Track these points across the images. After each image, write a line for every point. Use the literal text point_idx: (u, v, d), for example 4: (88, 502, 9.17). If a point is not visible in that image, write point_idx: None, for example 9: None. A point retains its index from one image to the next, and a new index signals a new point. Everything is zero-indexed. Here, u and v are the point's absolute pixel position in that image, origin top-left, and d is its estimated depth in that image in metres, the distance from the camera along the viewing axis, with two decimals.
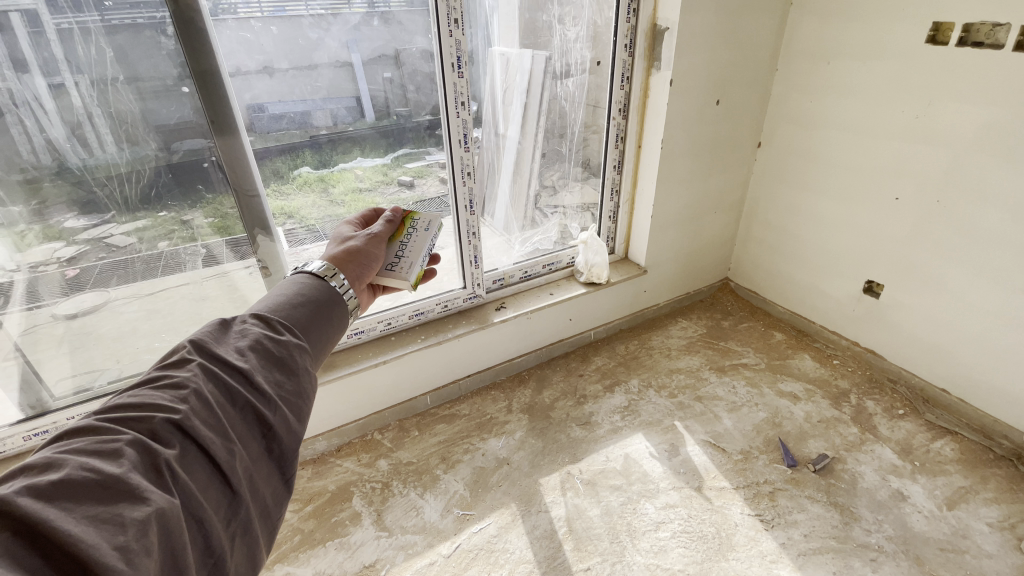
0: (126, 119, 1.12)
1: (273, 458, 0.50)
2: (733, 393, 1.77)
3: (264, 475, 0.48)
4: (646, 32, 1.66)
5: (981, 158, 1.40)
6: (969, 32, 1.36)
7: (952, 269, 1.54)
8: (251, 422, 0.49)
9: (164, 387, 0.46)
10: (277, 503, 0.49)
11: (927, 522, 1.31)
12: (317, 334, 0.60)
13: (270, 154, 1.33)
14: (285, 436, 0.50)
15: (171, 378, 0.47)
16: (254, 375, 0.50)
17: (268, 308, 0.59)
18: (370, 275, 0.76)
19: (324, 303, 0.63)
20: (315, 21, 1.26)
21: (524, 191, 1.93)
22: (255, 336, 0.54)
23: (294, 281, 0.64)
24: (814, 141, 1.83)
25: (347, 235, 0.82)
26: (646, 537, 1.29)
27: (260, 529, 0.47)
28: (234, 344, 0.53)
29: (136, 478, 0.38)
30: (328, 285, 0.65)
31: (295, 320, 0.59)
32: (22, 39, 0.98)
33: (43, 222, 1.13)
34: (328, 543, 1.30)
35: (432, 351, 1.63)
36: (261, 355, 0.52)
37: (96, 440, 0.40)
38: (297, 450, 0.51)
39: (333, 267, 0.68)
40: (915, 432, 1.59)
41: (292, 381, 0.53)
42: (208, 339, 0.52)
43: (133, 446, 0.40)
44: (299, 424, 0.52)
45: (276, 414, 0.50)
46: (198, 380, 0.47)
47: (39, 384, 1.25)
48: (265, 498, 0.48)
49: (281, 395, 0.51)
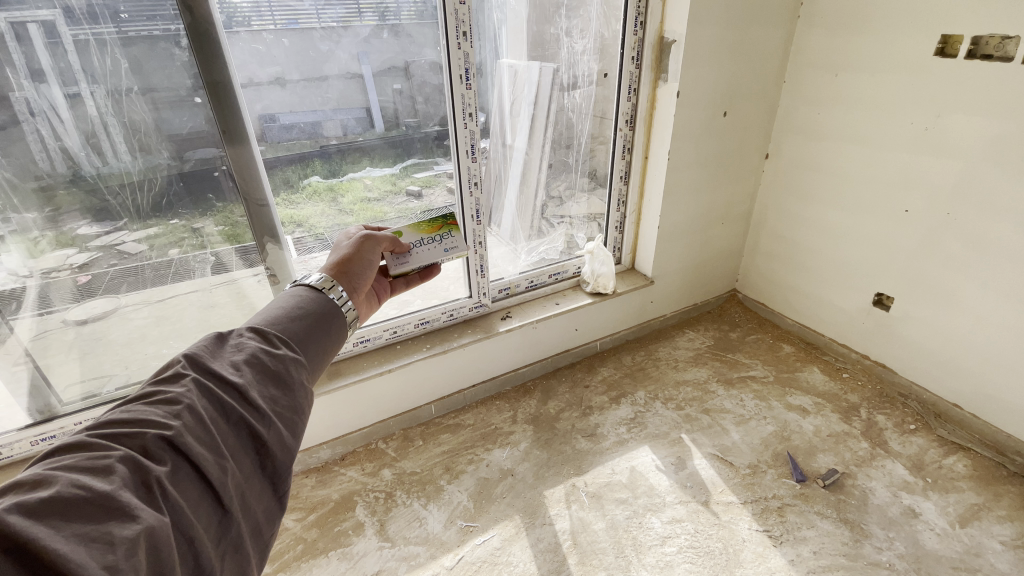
0: (139, 128, 1.14)
1: (266, 474, 0.49)
2: (741, 406, 1.75)
3: (257, 492, 0.48)
4: (654, 44, 1.67)
5: (991, 170, 1.39)
6: (978, 45, 1.36)
7: (965, 282, 1.52)
8: (244, 438, 0.48)
9: (157, 402, 0.46)
10: (270, 522, 0.49)
11: (940, 540, 1.28)
12: (315, 347, 0.60)
13: (280, 164, 1.35)
14: (278, 452, 0.50)
15: (165, 394, 0.47)
16: (249, 390, 0.50)
17: (266, 321, 0.59)
18: (366, 284, 0.76)
19: (322, 316, 0.63)
20: (326, 33, 1.28)
21: (531, 202, 1.93)
22: (252, 349, 0.54)
23: (293, 294, 0.65)
24: (822, 152, 1.83)
25: (346, 245, 0.81)
26: (652, 551, 1.27)
27: (253, 548, 0.46)
28: (230, 358, 0.53)
29: (126, 496, 0.38)
30: (327, 297, 0.65)
31: (292, 333, 0.59)
32: (40, 50, 1.01)
33: (56, 230, 1.15)
34: (330, 553, 1.29)
35: (436, 360, 1.63)
36: (257, 369, 0.52)
37: (87, 456, 0.40)
38: (291, 467, 0.51)
39: (332, 279, 0.69)
40: (927, 447, 1.56)
41: (287, 396, 0.53)
42: (204, 353, 0.52)
43: (124, 462, 0.40)
44: (294, 440, 0.52)
45: (270, 430, 0.50)
46: (192, 396, 0.47)
47: (48, 389, 1.26)
48: (257, 516, 0.47)
49: (277, 410, 0.51)
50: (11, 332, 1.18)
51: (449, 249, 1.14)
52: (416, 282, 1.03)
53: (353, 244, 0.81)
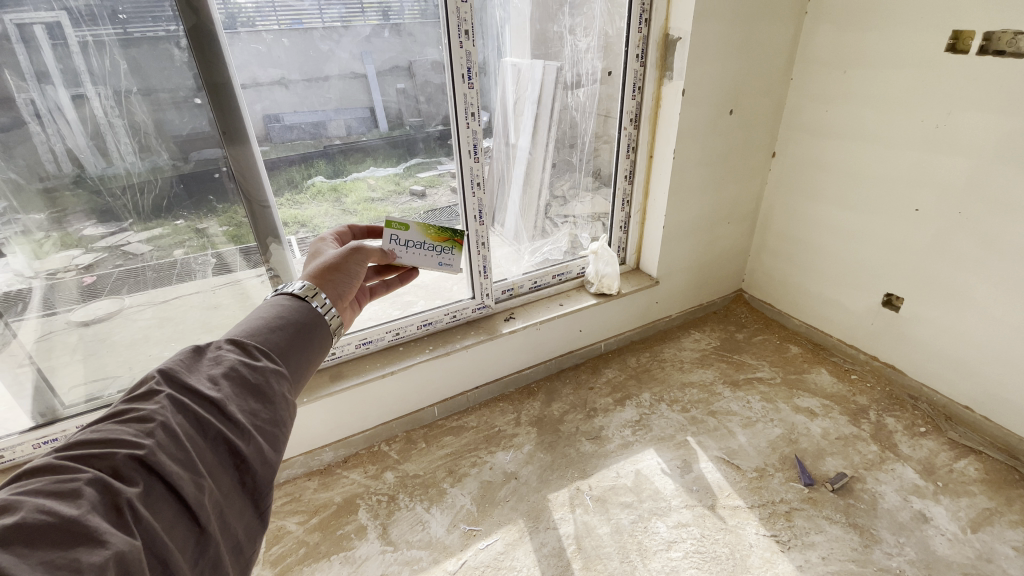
0: (142, 129, 1.13)
1: (246, 490, 0.48)
2: (747, 408, 1.73)
3: (237, 510, 0.47)
4: (658, 42, 1.65)
5: (1003, 168, 1.37)
6: (990, 40, 1.33)
7: (978, 282, 1.49)
8: (222, 454, 0.47)
9: (129, 420, 0.45)
10: (250, 540, 0.47)
11: (950, 545, 1.26)
12: (297, 358, 0.60)
13: (283, 164, 1.34)
14: (259, 466, 0.49)
15: (138, 411, 0.46)
16: (227, 405, 0.49)
17: (246, 332, 0.58)
18: (351, 291, 0.73)
19: (305, 325, 0.62)
20: (326, 32, 1.27)
21: (535, 202, 1.92)
22: (230, 362, 0.53)
23: (274, 303, 0.63)
24: (830, 151, 1.80)
25: (330, 251, 0.78)
26: (657, 556, 1.26)
27: (232, 567, 0.45)
28: (207, 372, 0.52)
29: (94, 521, 0.37)
30: (310, 306, 0.64)
31: (273, 345, 0.58)
32: (46, 52, 1.01)
33: (61, 231, 1.15)
34: (333, 556, 1.28)
35: (439, 362, 1.61)
36: (235, 383, 0.51)
37: (54, 479, 0.39)
38: (271, 481, 0.50)
39: (314, 287, 0.67)
40: (937, 450, 1.54)
41: (267, 409, 0.52)
42: (180, 368, 0.52)
43: (93, 485, 0.39)
44: (276, 453, 0.51)
45: (250, 444, 0.49)
46: (166, 413, 0.46)
47: (50, 392, 1.26)
48: (237, 534, 0.46)
49: (256, 424, 0.50)
50: (14, 334, 1.18)
51: (444, 264, 1.13)
52: (395, 285, 0.98)
53: (337, 249, 0.78)
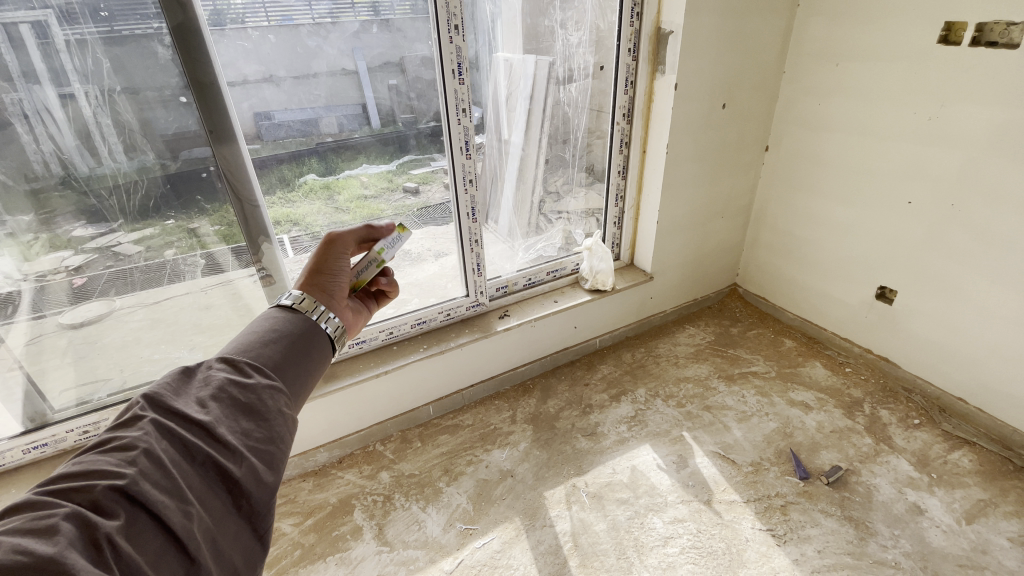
0: (129, 128, 1.11)
1: (242, 514, 0.47)
2: (743, 403, 1.73)
3: (232, 535, 0.46)
4: (650, 35, 1.63)
5: (995, 159, 1.37)
6: (983, 32, 1.33)
7: (972, 275, 1.49)
8: (213, 478, 0.47)
9: (112, 450, 0.44)
10: (249, 565, 0.46)
11: (945, 537, 1.27)
12: (294, 371, 0.59)
13: (274, 163, 1.32)
14: (254, 487, 0.48)
15: (121, 440, 0.45)
16: (217, 427, 0.49)
17: (238, 349, 0.58)
18: (344, 288, 0.73)
19: (300, 337, 0.61)
20: (315, 28, 1.25)
21: (529, 198, 1.91)
22: (219, 382, 0.53)
23: (266, 317, 0.63)
24: (823, 145, 1.80)
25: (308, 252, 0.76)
26: (654, 552, 1.26)
27: None
28: (196, 394, 0.52)
29: (71, 558, 0.36)
30: (306, 317, 0.64)
31: (267, 359, 0.58)
32: (32, 50, 0.99)
33: (50, 232, 1.13)
34: (329, 558, 1.27)
35: (434, 360, 1.61)
36: (225, 404, 0.51)
37: (32, 517, 0.38)
38: (269, 503, 0.49)
39: (306, 296, 0.66)
40: (931, 442, 1.54)
41: (261, 428, 0.51)
42: (168, 392, 0.51)
43: (71, 520, 0.38)
44: (271, 473, 0.50)
45: (242, 466, 0.48)
46: (150, 440, 0.45)
47: (40, 396, 1.24)
48: (234, 560, 0.45)
49: (250, 444, 0.50)
50: (6, 337, 1.16)
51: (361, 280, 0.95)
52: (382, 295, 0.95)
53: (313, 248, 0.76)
